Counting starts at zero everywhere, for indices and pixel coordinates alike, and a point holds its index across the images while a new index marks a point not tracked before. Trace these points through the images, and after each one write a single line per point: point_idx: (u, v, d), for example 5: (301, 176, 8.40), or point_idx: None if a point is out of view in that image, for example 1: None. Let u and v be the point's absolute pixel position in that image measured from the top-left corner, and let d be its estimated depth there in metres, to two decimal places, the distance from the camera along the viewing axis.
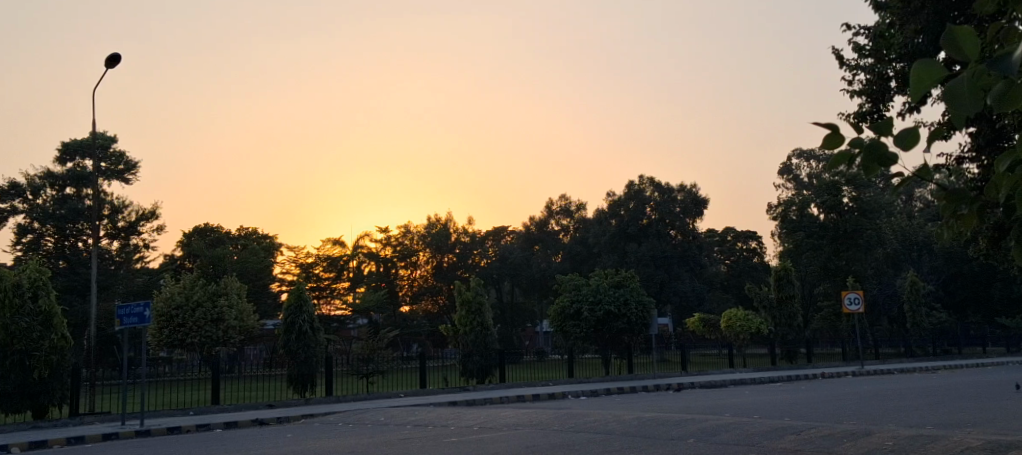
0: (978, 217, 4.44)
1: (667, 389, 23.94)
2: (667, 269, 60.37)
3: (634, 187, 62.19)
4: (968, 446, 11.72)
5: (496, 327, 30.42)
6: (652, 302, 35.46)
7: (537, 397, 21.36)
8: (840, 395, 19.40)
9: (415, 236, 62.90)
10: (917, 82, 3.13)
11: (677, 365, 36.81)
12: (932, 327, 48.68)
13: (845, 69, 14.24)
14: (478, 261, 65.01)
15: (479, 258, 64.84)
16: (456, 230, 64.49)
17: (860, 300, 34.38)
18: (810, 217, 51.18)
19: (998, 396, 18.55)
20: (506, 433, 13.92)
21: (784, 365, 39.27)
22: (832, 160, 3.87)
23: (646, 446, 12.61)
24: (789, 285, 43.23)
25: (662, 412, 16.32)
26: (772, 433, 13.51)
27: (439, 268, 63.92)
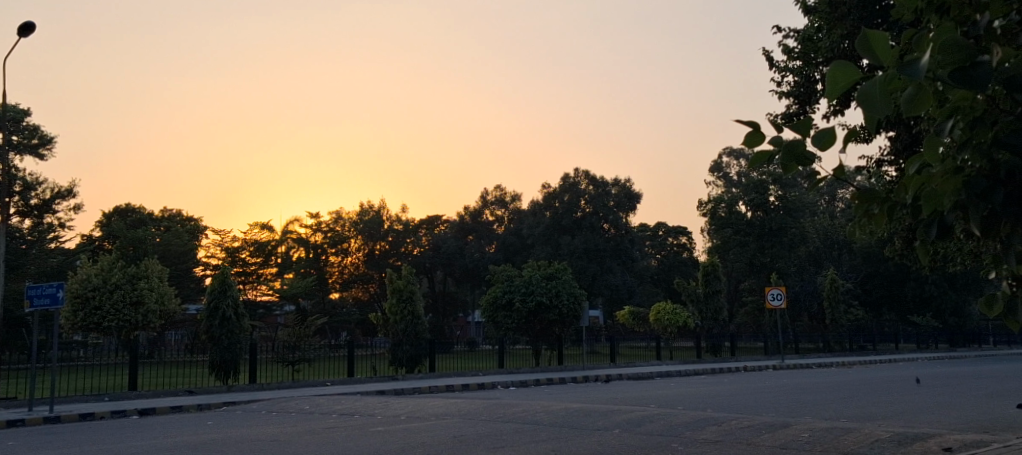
0: (888, 217, 4.67)
1: (596, 381, 24.28)
2: (599, 262, 61.10)
3: (569, 180, 62.69)
4: (878, 438, 12.21)
5: (426, 316, 30.22)
6: (584, 294, 35.83)
7: (467, 387, 21.40)
8: (760, 388, 19.94)
9: (347, 223, 62.10)
10: (833, 83, 3.55)
11: (606, 356, 37.46)
12: (849, 324, 50.46)
13: (774, 71, 14.57)
14: (410, 249, 64.48)
15: (412, 247, 64.34)
16: (389, 218, 63.88)
17: (783, 296, 35.32)
18: (739, 214, 52.47)
19: (904, 390, 19.44)
20: (434, 422, 13.91)
21: (709, 357, 40.15)
22: (753, 156, 4.14)
23: (572, 436, 12.75)
24: (716, 280, 44.15)
25: (589, 403, 16.54)
26: (695, 424, 13.82)
27: (371, 256, 63.27)
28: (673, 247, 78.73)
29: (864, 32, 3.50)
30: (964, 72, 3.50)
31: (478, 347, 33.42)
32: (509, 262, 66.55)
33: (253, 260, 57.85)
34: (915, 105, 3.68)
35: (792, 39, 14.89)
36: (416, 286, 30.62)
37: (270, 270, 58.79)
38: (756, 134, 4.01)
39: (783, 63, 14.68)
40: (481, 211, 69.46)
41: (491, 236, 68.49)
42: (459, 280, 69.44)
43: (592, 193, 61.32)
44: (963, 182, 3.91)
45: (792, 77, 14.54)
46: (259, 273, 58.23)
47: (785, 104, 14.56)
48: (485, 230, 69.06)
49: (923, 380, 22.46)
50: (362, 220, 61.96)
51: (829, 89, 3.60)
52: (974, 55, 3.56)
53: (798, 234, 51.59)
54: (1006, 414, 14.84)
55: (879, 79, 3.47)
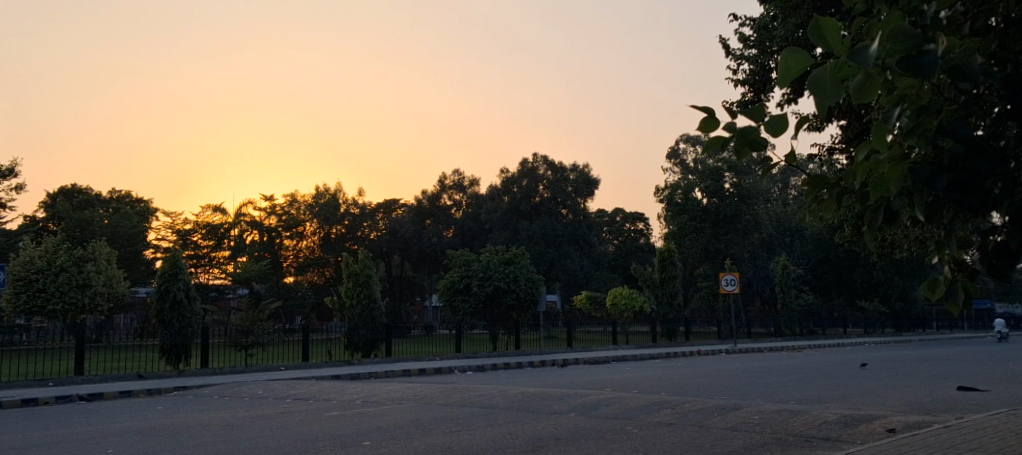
0: (837, 202, 4.74)
1: (553, 365, 24.45)
2: (557, 248, 61.37)
3: (527, 166, 62.76)
4: (826, 420, 12.52)
5: (383, 300, 30.09)
6: (542, 280, 35.99)
7: (424, 371, 21.38)
8: (713, 372, 20.31)
9: (304, 206, 61.39)
10: (784, 69, 3.59)
11: (563, 340, 37.86)
12: (799, 309, 51.52)
13: (730, 59, 14.70)
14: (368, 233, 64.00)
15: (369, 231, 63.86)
16: (346, 201, 63.33)
17: (737, 282, 35.94)
18: (695, 201, 53.05)
19: (852, 374, 19.91)
20: (390, 407, 13.85)
21: (663, 342, 40.72)
22: (707, 142, 4.20)
23: (528, 420, 12.80)
24: (671, 266, 44.61)
25: (546, 387, 16.65)
26: (650, 407, 14.00)
27: (327, 240, 62.64)
28: (631, 233, 79.48)
29: (816, 19, 3.54)
30: (912, 59, 3.56)
31: (435, 332, 33.47)
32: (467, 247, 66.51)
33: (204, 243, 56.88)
34: (864, 93, 3.73)
35: (748, 28, 15.03)
36: (373, 271, 30.37)
37: (223, 254, 57.82)
38: (711, 118, 4.06)
39: (740, 51, 14.81)
40: (439, 195, 69.03)
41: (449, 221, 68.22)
42: (417, 265, 69.23)
43: (551, 178, 61.54)
44: (909, 168, 4.00)
45: (749, 65, 14.67)
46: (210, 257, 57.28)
47: (741, 92, 14.70)
48: (444, 215, 68.72)
49: (868, 364, 23.11)
50: (318, 204, 61.19)
51: (781, 77, 3.65)
52: (919, 42, 3.62)
53: (752, 221, 52.46)
54: (947, 396, 15.32)
55: (828, 66, 3.53)
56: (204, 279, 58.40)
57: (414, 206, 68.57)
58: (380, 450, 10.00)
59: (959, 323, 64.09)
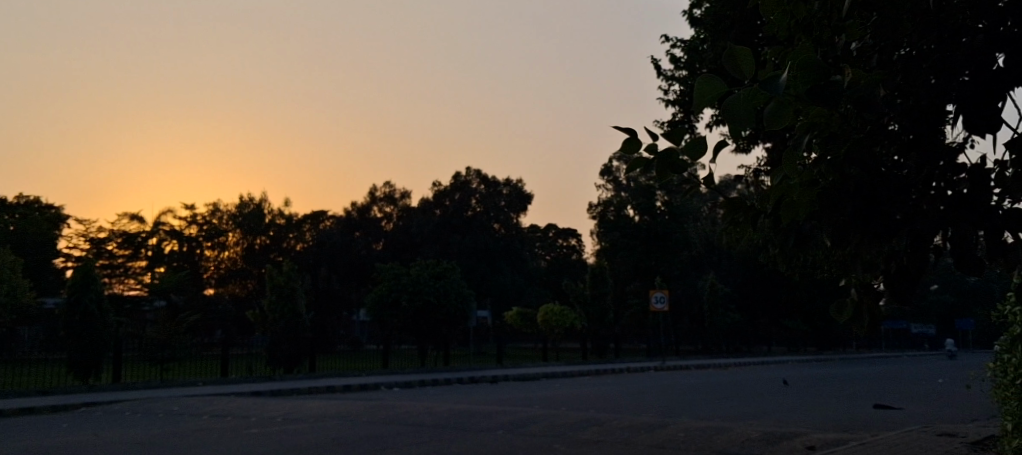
0: (751, 226, 4.78)
1: (482, 381, 24.42)
2: (489, 263, 61.71)
3: (460, 179, 63.02)
4: (748, 437, 12.71)
5: (308, 314, 29.42)
6: (472, 294, 35.71)
7: (348, 388, 20.95)
8: (641, 389, 20.49)
9: (226, 215, 60.35)
10: (699, 95, 3.58)
11: (492, 357, 37.94)
12: (727, 327, 52.61)
13: (661, 79, 14.84)
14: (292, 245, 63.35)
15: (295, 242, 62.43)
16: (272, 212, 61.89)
17: (666, 300, 36.47)
18: (626, 219, 54.14)
19: (774, 391, 20.37)
20: (312, 425, 13.48)
21: (593, 359, 41.18)
22: (629, 163, 4.20)
23: (453, 438, 12.62)
24: (603, 282, 44.96)
25: (473, 404, 16.46)
26: (577, 425, 13.95)
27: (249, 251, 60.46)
28: (561, 250, 80.13)
29: (731, 47, 3.56)
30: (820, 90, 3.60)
31: (362, 347, 33.18)
32: (397, 259, 67.02)
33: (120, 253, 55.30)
34: (777, 120, 3.75)
35: (678, 48, 15.21)
36: (298, 284, 29.63)
37: (140, 264, 55.61)
38: (634, 139, 4.03)
39: (670, 72, 14.98)
40: (369, 207, 70.03)
41: (378, 234, 68.89)
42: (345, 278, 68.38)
43: (483, 192, 62.07)
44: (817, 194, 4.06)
45: (679, 85, 14.83)
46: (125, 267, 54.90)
47: (671, 112, 14.81)
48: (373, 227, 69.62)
49: (787, 381, 23.81)
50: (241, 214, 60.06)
51: (696, 102, 3.65)
52: (825, 73, 3.68)
53: (682, 238, 53.71)
54: (864, 413, 15.75)
55: (743, 94, 3.54)
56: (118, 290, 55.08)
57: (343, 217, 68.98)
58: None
59: (876, 343, 66.48)
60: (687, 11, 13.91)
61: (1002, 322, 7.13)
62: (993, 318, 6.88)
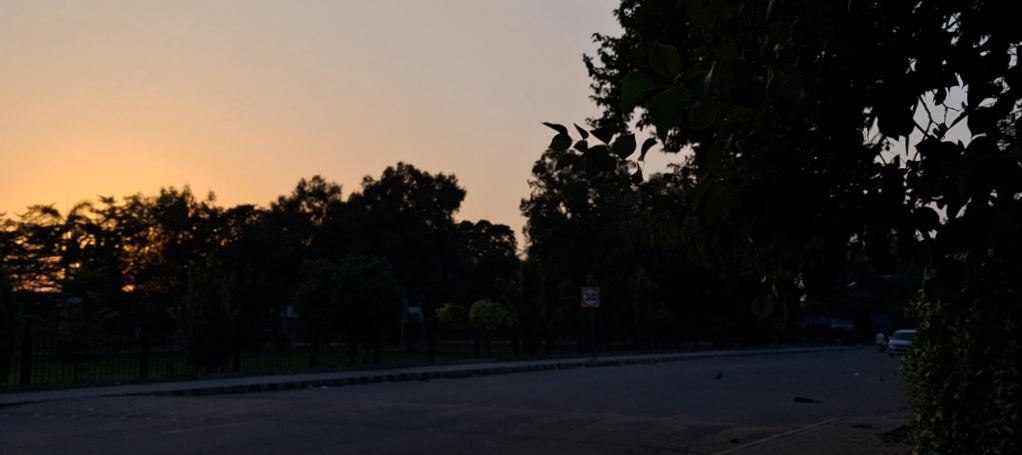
0: (677, 224, 4.81)
1: (414, 379, 24.30)
2: (421, 260, 61.40)
3: (392, 175, 62.49)
4: (674, 431, 12.95)
5: (233, 311, 28.75)
6: (403, 291, 35.58)
7: (275, 386, 20.54)
8: (573, 385, 20.67)
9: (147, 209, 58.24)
10: (626, 93, 3.57)
11: (423, 355, 37.83)
12: (656, 324, 53.72)
13: (593, 77, 14.97)
14: (217, 240, 62.46)
15: (219, 237, 62.78)
16: (194, 205, 61.21)
17: (597, 297, 36.87)
18: (558, 216, 54.58)
19: (704, 385, 20.87)
20: (235, 424, 13.18)
21: (525, 356, 41.48)
22: (558, 159, 4.18)
23: (383, 435, 12.50)
24: (535, 279, 45.22)
25: (403, 401, 16.34)
26: (507, 421, 13.97)
27: (171, 246, 60.02)
28: (495, 246, 80.31)
29: (658, 45, 3.56)
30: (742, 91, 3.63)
31: (290, 346, 32.71)
32: (325, 256, 66.36)
33: (31, 248, 49.65)
34: (702, 119, 3.76)
35: (610, 47, 15.38)
36: (222, 278, 28.81)
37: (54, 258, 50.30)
38: (563, 135, 3.99)
39: (602, 71, 15.12)
40: (296, 202, 70.23)
41: (306, 230, 68.79)
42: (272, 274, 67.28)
43: (415, 188, 61.55)
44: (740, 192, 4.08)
45: (611, 84, 14.95)
46: (38, 262, 49.49)
47: (603, 111, 14.93)
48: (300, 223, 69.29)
49: (720, 376, 24.42)
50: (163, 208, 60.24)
51: (625, 100, 3.63)
52: (747, 70, 3.70)
53: (613, 236, 54.32)
54: (784, 406, 16.21)
55: (669, 91, 3.53)
56: (29, 285, 49.39)
57: (270, 213, 68.88)
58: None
59: (797, 338, 68.77)
60: (618, 11, 14.04)
61: (913, 318, 7.38)
62: (907, 312, 7.07)
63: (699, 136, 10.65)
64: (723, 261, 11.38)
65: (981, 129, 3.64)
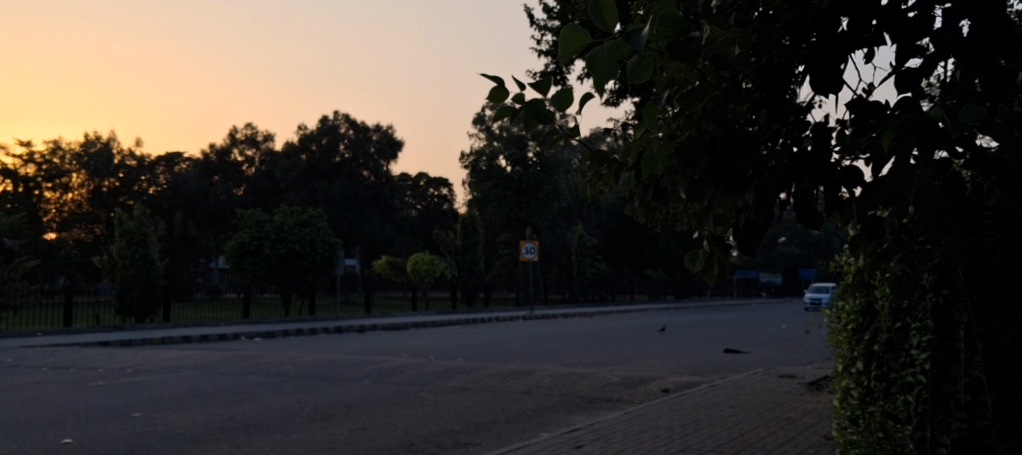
0: (614, 179, 4.79)
1: (350, 331, 24.18)
2: (358, 212, 60.70)
3: (328, 124, 61.23)
4: (609, 382, 13.19)
5: (162, 260, 28.11)
6: (339, 243, 35.23)
7: (207, 338, 20.18)
8: (510, 338, 20.85)
9: (69, 155, 55.78)
10: (564, 46, 3.50)
11: (359, 306, 37.66)
12: (593, 277, 54.55)
13: (534, 29, 14.78)
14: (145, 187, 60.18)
15: (147, 185, 60.16)
16: (120, 152, 58.96)
17: (536, 251, 37.11)
18: (498, 169, 54.45)
19: (643, 338, 21.30)
20: (165, 376, 12.90)
21: (463, 309, 41.70)
22: (496, 111, 4.10)
23: (319, 387, 12.43)
24: (473, 233, 45.24)
25: (339, 354, 16.22)
26: (445, 373, 14.02)
27: (96, 193, 57.45)
28: (434, 199, 79.86)
29: None
30: (679, 45, 3.58)
31: (222, 296, 32.16)
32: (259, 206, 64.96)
33: None
34: (639, 75, 3.73)
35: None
36: (150, 229, 28.11)
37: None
38: (500, 86, 3.91)
39: (543, 23, 14.94)
40: (228, 150, 68.03)
41: (239, 179, 67.11)
42: (203, 224, 65.72)
43: (352, 137, 60.40)
44: (675, 147, 4.06)
45: (553, 36, 14.79)
46: None
47: (543, 64, 14.78)
48: (233, 172, 67.58)
49: (664, 329, 24.98)
50: (86, 154, 56.05)
51: (562, 53, 3.56)
52: (688, 30, 3.66)
53: (552, 191, 54.55)
54: (714, 358, 16.62)
55: (607, 45, 3.45)
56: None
57: (200, 160, 66.82)
58: (162, 427, 9.39)
59: (728, 291, 70.69)
60: None
61: (838, 272, 7.55)
62: (832, 268, 7.24)
63: (636, 91, 10.66)
64: (659, 216, 11.50)
65: (907, 89, 3.75)
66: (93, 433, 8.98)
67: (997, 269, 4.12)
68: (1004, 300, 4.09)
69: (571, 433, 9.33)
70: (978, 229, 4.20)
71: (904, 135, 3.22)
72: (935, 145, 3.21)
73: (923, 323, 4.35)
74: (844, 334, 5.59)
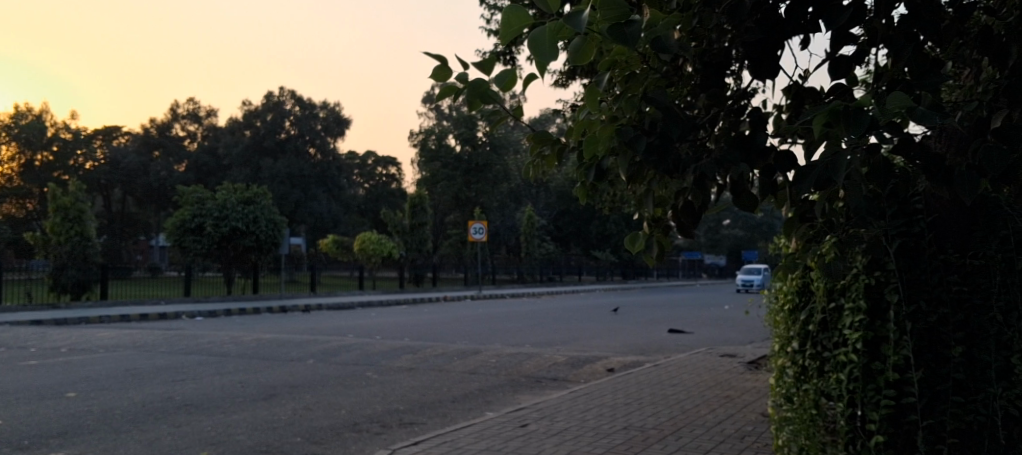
0: (557, 160, 4.78)
1: (294, 311, 23.90)
2: (304, 189, 59.85)
3: (273, 99, 60.10)
4: (555, 362, 13.32)
5: (99, 238, 27.47)
6: (284, 222, 34.75)
7: (146, 317, 19.75)
8: (457, 318, 20.87)
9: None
10: (506, 26, 3.48)
11: (305, 285, 37.23)
12: (541, 257, 54.87)
13: (483, 7, 14.70)
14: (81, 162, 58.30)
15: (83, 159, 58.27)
16: (55, 125, 56.96)
17: (484, 230, 37.14)
18: (447, 148, 54.16)
19: (591, 318, 21.51)
20: (101, 356, 12.59)
21: (410, 288, 41.63)
22: (440, 90, 4.07)
23: (262, 367, 12.29)
24: (422, 212, 45.10)
25: (283, 334, 16.01)
26: (391, 353, 13.98)
27: (30, 168, 55.48)
28: (383, 178, 79.17)
29: None
30: (619, 28, 3.57)
31: (162, 274, 31.49)
32: (201, 183, 63.50)
33: None
34: (579, 56, 3.73)
35: None
36: (86, 205, 27.29)
37: None
38: (444, 65, 3.87)
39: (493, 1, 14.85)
40: (169, 126, 66.10)
41: (181, 155, 65.46)
42: (143, 200, 64.01)
43: (298, 114, 59.45)
44: (617, 130, 4.08)
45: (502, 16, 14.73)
46: None
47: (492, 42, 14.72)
48: (175, 147, 65.85)
49: (616, 309, 25.18)
50: (18, 126, 54.09)
51: (503, 33, 3.53)
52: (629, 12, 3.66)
53: (501, 171, 54.42)
54: (659, 338, 16.85)
55: (548, 27, 3.44)
56: None
57: (140, 135, 64.92)
58: (98, 408, 9.18)
59: (674, 272, 71.85)
60: None
61: (778, 254, 7.68)
62: (772, 250, 7.36)
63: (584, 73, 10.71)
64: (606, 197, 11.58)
65: (841, 75, 3.83)
66: (25, 414, 8.75)
67: (926, 252, 4.27)
68: (931, 281, 4.24)
69: (516, 412, 9.42)
70: (908, 212, 4.36)
71: (837, 120, 3.28)
72: (866, 131, 3.29)
73: (854, 303, 4.35)
74: (781, 315, 5.62)
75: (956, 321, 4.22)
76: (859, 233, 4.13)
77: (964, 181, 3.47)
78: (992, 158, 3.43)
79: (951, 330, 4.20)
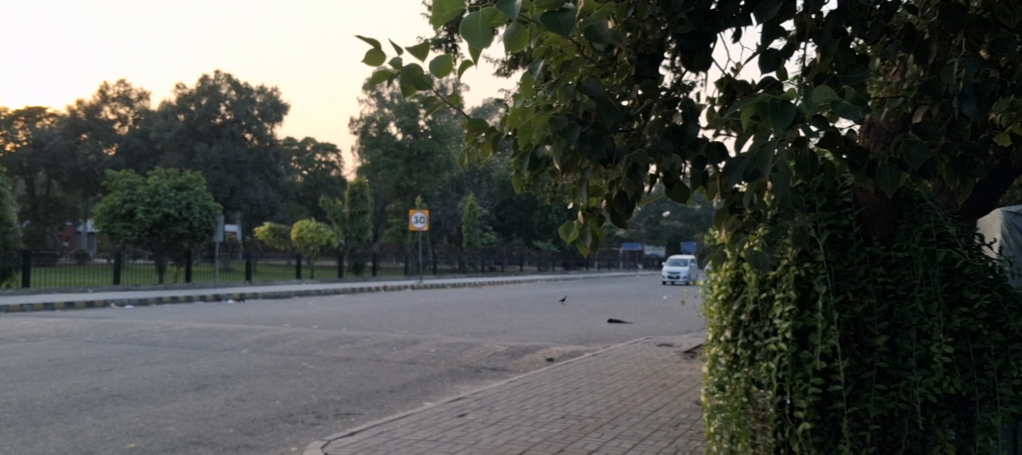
0: (492, 147, 4.73)
1: (227, 299, 23.37)
2: (239, 175, 58.58)
3: (208, 83, 58.53)
4: (494, 351, 13.32)
5: (18, 223, 26.42)
6: (218, 208, 33.99)
7: (70, 306, 19.04)
8: (396, 307, 20.68)
9: None
10: (438, 10, 3.41)
11: (240, 274, 36.48)
12: (483, 247, 54.89)
13: None
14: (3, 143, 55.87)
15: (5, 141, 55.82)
16: None
17: (425, 220, 36.95)
18: (389, 135, 53.53)
19: (532, 308, 21.57)
20: (21, 346, 12.09)
21: (350, 277, 41.22)
22: (372, 75, 3.97)
23: (194, 357, 11.99)
24: (362, 200, 44.65)
25: (215, 323, 15.63)
26: (328, 343, 13.78)
27: None
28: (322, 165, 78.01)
29: None
30: (554, 16, 3.52)
31: (90, 261, 30.43)
32: (132, 168, 61.54)
33: None
34: (513, 44, 3.68)
35: None
36: (6, 189, 26.18)
37: None
38: (375, 49, 3.80)
39: None
40: (98, 108, 63.72)
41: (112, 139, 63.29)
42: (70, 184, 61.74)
43: (235, 98, 58.10)
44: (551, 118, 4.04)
45: None
46: None
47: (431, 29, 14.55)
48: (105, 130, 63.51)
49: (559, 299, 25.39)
50: None
51: (435, 18, 3.46)
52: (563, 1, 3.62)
53: (443, 160, 54.16)
54: (598, 328, 16.98)
55: (480, 13, 3.38)
56: None
57: (67, 117, 62.52)
58: (18, 400, 8.81)
59: (614, 263, 72.69)
60: None
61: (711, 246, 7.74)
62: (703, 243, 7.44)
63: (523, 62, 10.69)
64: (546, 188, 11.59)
65: (772, 68, 3.87)
66: None
67: (853, 245, 4.39)
68: (857, 272, 4.35)
69: (455, 402, 9.37)
70: (836, 206, 4.47)
71: (765, 113, 3.30)
72: (795, 124, 3.31)
73: (785, 293, 4.39)
74: (711, 305, 5.64)
75: (880, 312, 4.33)
76: (788, 225, 4.20)
77: (889, 174, 3.54)
78: (914, 153, 3.52)
79: (876, 321, 4.30)
